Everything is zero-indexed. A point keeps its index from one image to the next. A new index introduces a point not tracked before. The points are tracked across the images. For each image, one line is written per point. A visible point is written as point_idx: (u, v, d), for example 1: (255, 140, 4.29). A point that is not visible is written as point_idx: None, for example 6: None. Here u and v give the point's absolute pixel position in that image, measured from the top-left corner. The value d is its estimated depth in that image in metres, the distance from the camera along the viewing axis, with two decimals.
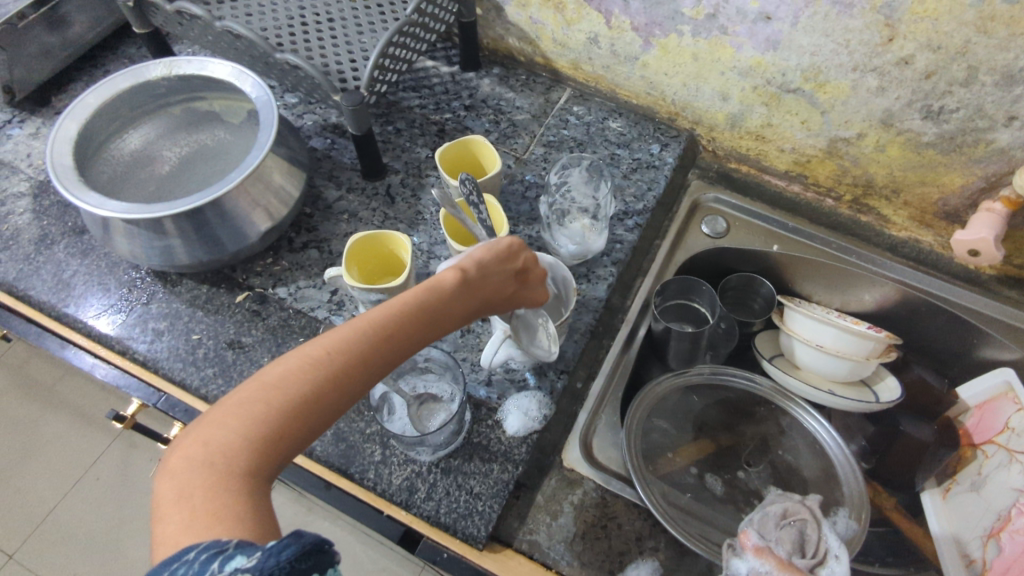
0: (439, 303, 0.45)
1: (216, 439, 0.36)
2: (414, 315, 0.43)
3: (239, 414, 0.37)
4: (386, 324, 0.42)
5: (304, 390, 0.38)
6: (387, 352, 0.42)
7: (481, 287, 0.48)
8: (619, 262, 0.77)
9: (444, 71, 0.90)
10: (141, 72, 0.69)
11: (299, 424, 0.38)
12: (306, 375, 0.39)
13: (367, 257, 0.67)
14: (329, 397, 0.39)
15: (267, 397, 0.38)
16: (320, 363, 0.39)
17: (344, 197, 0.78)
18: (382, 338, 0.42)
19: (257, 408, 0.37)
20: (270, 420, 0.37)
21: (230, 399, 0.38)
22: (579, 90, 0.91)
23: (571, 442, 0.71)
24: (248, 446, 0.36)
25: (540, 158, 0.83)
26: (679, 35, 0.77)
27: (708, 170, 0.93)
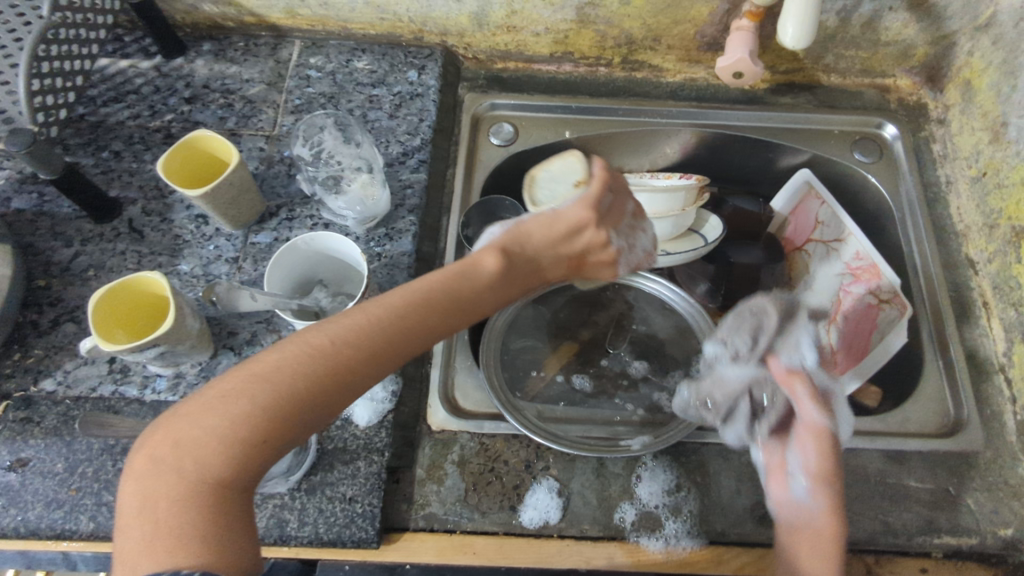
0: (444, 294, 0.48)
1: (208, 427, 0.40)
2: (394, 308, 0.46)
3: (240, 399, 0.41)
4: (357, 337, 0.44)
5: (280, 384, 0.42)
6: (374, 358, 0.45)
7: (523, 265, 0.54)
8: (417, 208, 0.71)
9: (145, 66, 0.77)
10: None
11: (293, 424, 0.42)
12: (299, 368, 0.42)
13: (120, 305, 0.56)
14: (342, 394, 0.44)
15: (252, 397, 0.41)
16: (303, 369, 0.42)
17: (81, 253, 0.66)
18: (374, 334, 0.45)
19: (245, 404, 0.41)
20: (252, 422, 0.40)
21: (223, 385, 0.42)
22: (309, 40, 0.81)
23: (433, 405, 0.66)
24: (251, 425, 0.40)
25: (292, 128, 0.74)
26: None
27: (476, 79, 0.86)
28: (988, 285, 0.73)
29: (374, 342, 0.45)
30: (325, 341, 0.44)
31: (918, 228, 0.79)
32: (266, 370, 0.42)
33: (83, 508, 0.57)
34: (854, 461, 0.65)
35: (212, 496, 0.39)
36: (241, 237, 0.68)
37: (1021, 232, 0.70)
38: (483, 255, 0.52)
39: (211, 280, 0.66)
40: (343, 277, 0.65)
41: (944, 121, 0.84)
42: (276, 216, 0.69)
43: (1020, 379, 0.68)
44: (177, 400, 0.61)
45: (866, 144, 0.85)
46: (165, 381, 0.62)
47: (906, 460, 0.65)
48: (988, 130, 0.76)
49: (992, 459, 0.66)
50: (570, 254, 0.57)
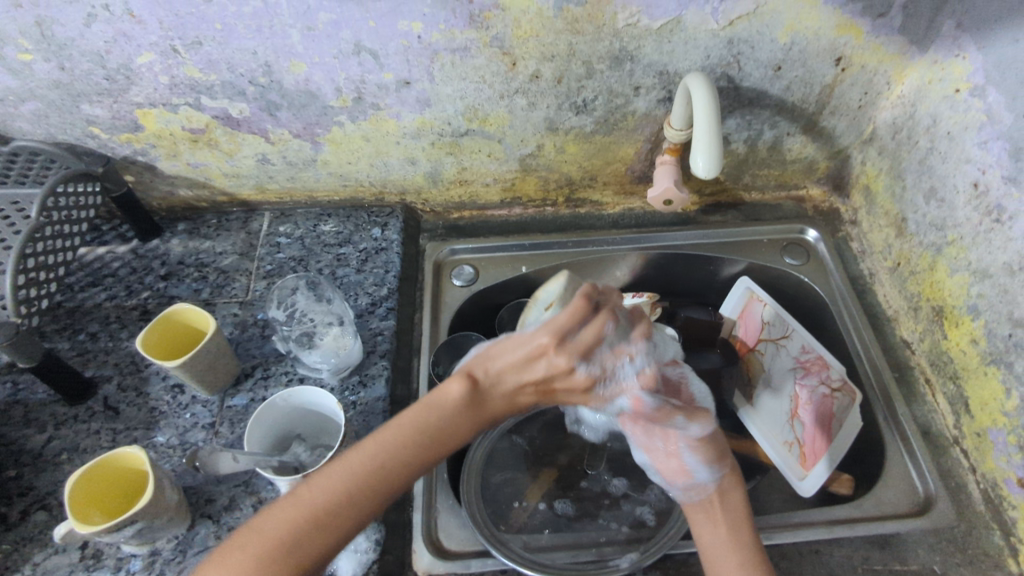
0: (433, 421, 0.54)
1: (241, 560, 0.48)
2: (396, 444, 0.53)
3: (269, 539, 0.49)
4: (364, 473, 0.52)
5: (278, 533, 0.49)
6: (359, 501, 0.51)
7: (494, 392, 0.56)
8: (388, 353, 0.75)
9: (122, 251, 0.82)
10: None
11: (304, 552, 0.49)
12: (316, 504, 0.50)
13: (97, 486, 0.56)
14: (335, 532, 0.50)
15: (276, 528, 0.49)
16: (320, 503, 0.50)
17: (54, 436, 0.67)
18: (357, 478, 0.52)
19: (273, 541, 0.49)
20: (277, 558, 0.48)
21: (262, 517, 0.50)
22: (277, 210, 0.89)
23: (418, 550, 0.65)
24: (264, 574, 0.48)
25: (264, 292, 0.79)
26: (340, 125, 0.78)
27: (435, 229, 0.94)
28: (926, 363, 0.79)
29: (377, 479, 0.52)
30: (316, 495, 0.51)
31: (854, 319, 0.86)
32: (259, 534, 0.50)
33: None
34: (838, 551, 0.67)
35: None
36: (217, 401, 0.70)
37: (941, 311, 0.76)
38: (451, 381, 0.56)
39: (188, 448, 0.66)
40: (319, 426, 0.66)
41: (856, 222, 0.94)
42: (251, 377, 0.72)
43: (974, 449, 0.71)
44: None
45: (793, 249, 0.94)
46: (140, 560, 0.60)
47: (889, 544, 0.67)
48: (893, 226, 0.85)
49: (967, 531, 0.68)
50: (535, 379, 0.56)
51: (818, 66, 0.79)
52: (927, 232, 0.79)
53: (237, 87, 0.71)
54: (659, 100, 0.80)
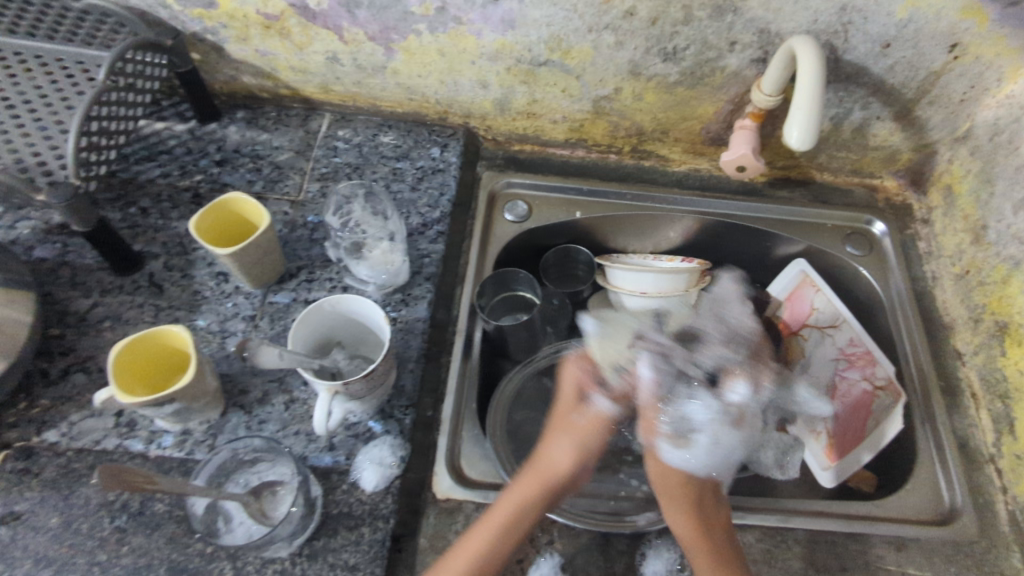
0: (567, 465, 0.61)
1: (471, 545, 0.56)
2: (543, 473, 0.60)
3: (499, 510, 0.57)
4: (535, 493, 0.58)
5: (541, 489, 0.59)
6: (531, 522, 0.58)
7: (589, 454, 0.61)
8: (434, 277, 0.73)
9: (180, 129, 0.80)
10: None
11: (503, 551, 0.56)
12: (514, 513, 0.57)
13: (140, 362, 0.57)
14: (522, 536, 0.57)
15: (472, 550, 0.55)
16: (511, 506, 0.58)
17: (99, 303, 0.67)
18: (534, 497, 0.58)
19: (493, 526, 0.56)
20: (499, 535, 0.56)
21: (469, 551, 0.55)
22: (338, 113, 0.86)
23: (440, 472, 0.65)
24: (512, 532, 0.56)
25: (317, 195, 0.77)
26: (418, 34, 0.74)
27: (495, 159, 0.91)
28: (976, 377, 0.77)
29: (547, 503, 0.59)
30: (505, 506, 0.57)
31: (907, 320, 0.83)
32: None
33: (77, 564, 0.55)
34: (856, 546, 0.67)
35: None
36: (260, 296, 0.69)
37: (1004, 327, 0.74)
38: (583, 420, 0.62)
39: (227, 337, 0.66)
40: (356, 339, 0.65)
41: (928, 222, 0.89)
42: (295, 278, 0.71)
43: (1010, 470, 0.70)
44: (184, 457, 0.60)
45: (857, 240, 0.90)
46: (172, 437, 0.61)
47: (904, 546, 0.67)
48: (969, 232, 0.81)
49: (987, 549, 0.67)
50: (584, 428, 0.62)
51: (930, 50, 0.73)
52: (1007, 244, 0.75)
53: None
54: (753, 60, 0.76)
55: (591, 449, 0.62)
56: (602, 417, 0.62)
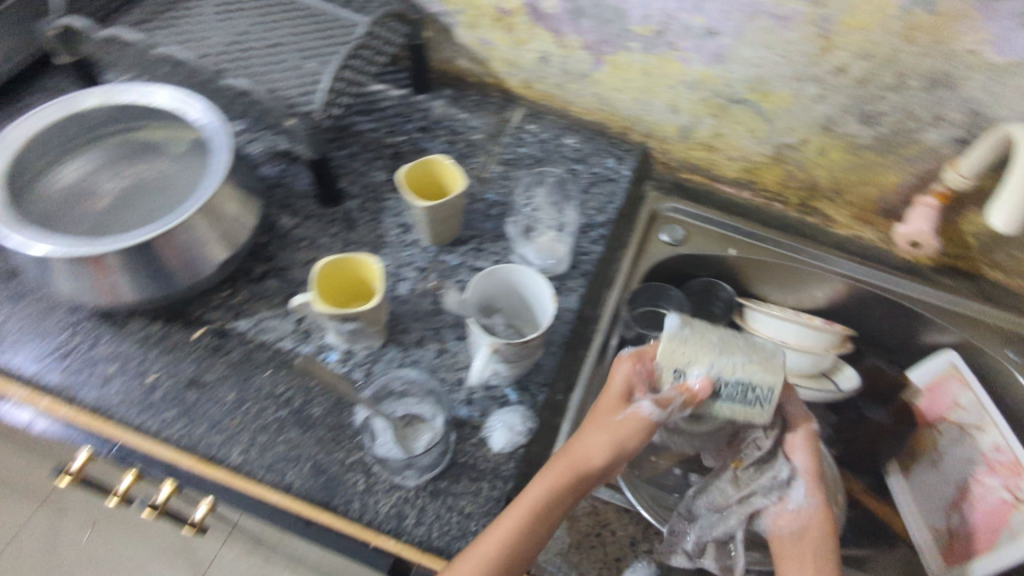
0: (596, 451, 0.55)
1: (493, 538, 0.52)
2: (566, 461, 0.55)
3: (521, 501, 0.54)
4: (557, 484, 0.54)
5: (563, 478, 0.54)
6: (551, 511, 0.54)
7: (621, 444, 0.55)
8: (589, 274, 0.75)
9: (394, 94, 0.90)
10: (73, 103, 0.64)
11: (524, 545, 0.52)
12: (532, 501, 0.53)
13: (340, 280, 0.64)
14: (542, 528, 0.53)
15: (491, 543, 0.52)
16: (533, 499, 0.54)
17: (301, 225, 0.75)
18: (552, 483, 0.54)
19: (514, 520, 0.53)
20: (519, 524, 0.52)
21: (487, 541, 0.52)
22: (531, 109, 0.92)
23: (559, 455, 0.69)
24: (534, 524, 0.53)
25: (500, 176, 0.83)
26: (629, 52, 0.80)
27: (663, 181, 0.95)
28: None
29: (566, 492, 0.54)
30: (531, 492, 0.54)
31: None
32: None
33: (239, 440, 0.60)
34: None
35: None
36: (433, 252, 0.75)
37: None
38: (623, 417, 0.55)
39: (400, 280, 0.73)
40: (513, 310, 0.68)
41: None
42: (466, 244, 0.76)
43: None
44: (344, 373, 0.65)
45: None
46: (337, 354, 0.66)
47: None
48: None
49: None
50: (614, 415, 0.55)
51: None
52: None
53: None
54: (954, 139, 0.74)
55: (628, 452, 0.55)
56: (643, 425, 0.54)
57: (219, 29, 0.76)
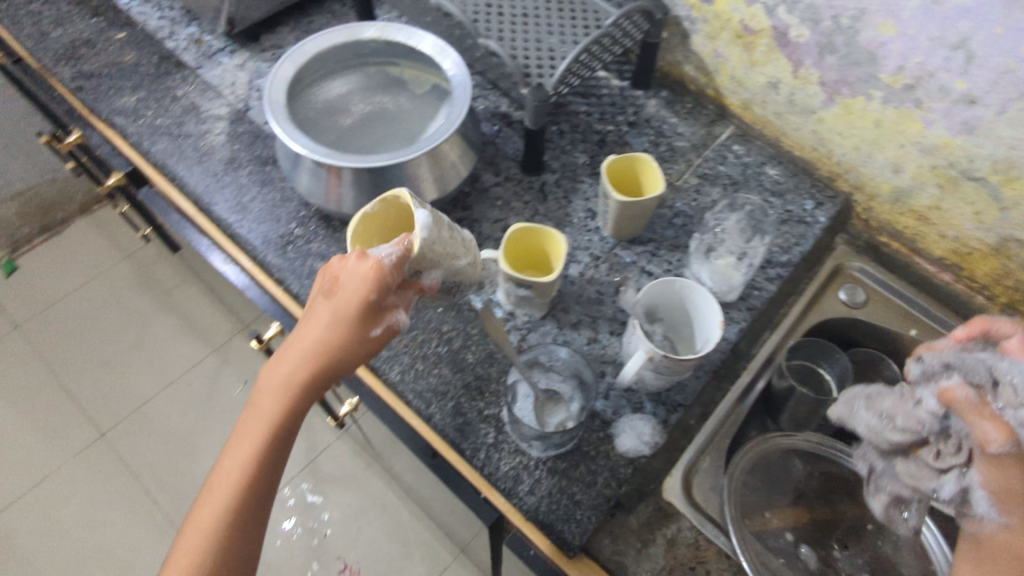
0: (340, 342, 0.51)
1: (258, 422, 0.51)
2: (306, 351, 0.51)
3: (276, 381, 0.52)
4: (296, 374, 0.51)
5: (298, 367, 0.51)
6: (296, 395, 0.51)
7: (343, 324, 0.51)
8: (754, 310, 0.75)
9: (615, 85, 0.93)
10: (357, 31, 0.73)
11: (278, 435, 0.51)
12: (286, 385, 0.51)
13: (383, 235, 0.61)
14: (290, 418, 0.51)
15: (253, 429, 0.51)
16: (283, 385, 0.51)
17: (501, 185, 0.81)
18: (303, 368, 0.51)
19: (268, 403, 0.51)
20: (276, 408, 0.51)
21: (252, 426, 0.51)
22: (742, 130, 0.92)
23: (673, 476, 0.70)
24: (275, 409, 0.51)
25: (693, 188, 0.84)
26: (868, 99, 0.76)
27: (856, 238, 0.90)
28: None
29: (307, 379, 0.51)
30: (275, 375, 0.52)
31: None
32: (197, 516, 0.50)
33: (400, 360, 0.67)
34: None
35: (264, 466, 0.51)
36: (611, 245, 0.78)
37: None
38: (347, 294, 0.51)
39: (572, 262, 0.76)
40: (673, 323, 0.69)
41: None
42: (644, 245, 0.79)
43: None
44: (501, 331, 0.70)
45: None
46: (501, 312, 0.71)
47: None
48: None
49: None
50: (342, 300, 0.51)
51: None
52: None
53: (816, 13, 0.73)
54: None
55: (357, 349, 0.52)
56: (380, 270, 0.51)
57: None
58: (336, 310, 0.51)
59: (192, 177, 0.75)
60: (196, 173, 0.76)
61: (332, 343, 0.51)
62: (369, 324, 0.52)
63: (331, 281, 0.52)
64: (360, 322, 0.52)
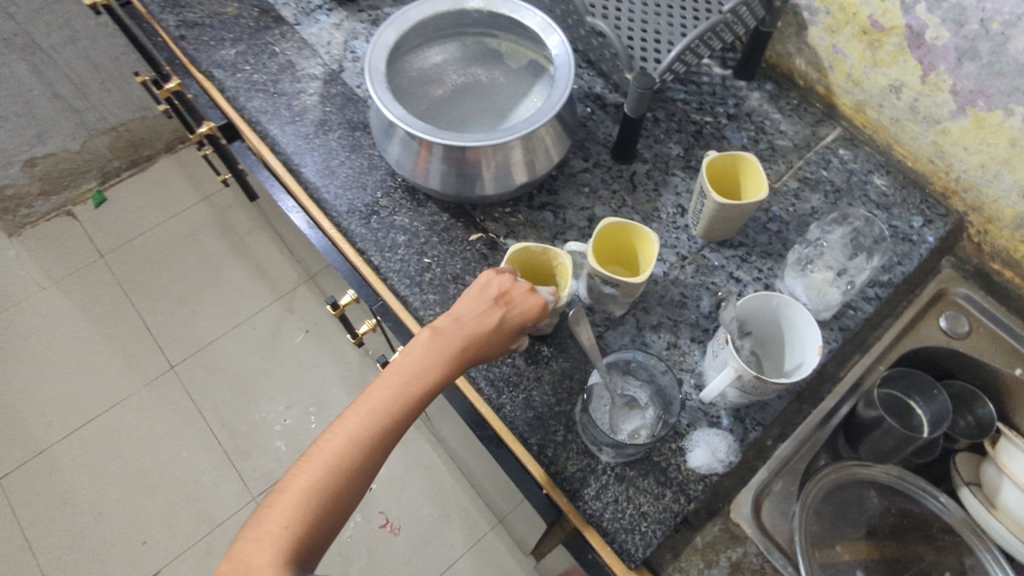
0: (487, 337, 0.54)
1: (396, 384, 0.51)
2: (459, 338, 0.53)
3: (423, 351, 0.52)
4: (446, 353, 0.53)
5: (450, 345, 0.53)
6: (441, 374, 0.52)
7: (497, 326, 0.55)
8: (846, 330, 0.70)
9: (717, 72, 0.88)
10: (460, 0, 0.71)
11: (413, 408, 0.52)
12: (434, 360, 0.52)
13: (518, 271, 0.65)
14: (426, 393, 0.52)
15: (393, 390, 0.51)
16: (431, 359, 0.52)
17: (590, 171, 0.78)
18: (454, 349, 0.53)
19: (412, 371, 0.52)
20: (421, 379, 0.52)
21: (393, 387, 0.51)
22: (849, 133, 0.85)
23: (743, 497, 0.68)
24: (420, 381, 0.52)
25: (791, 192, 0.79)
26: (1006, 114, 0.69)
27: (965, 263, 0.83)
28: None
29: (453, 363, 0.53)
30: (423, 346, 0.53)
31: None
32: (311, 457, 0.49)
33: None
34: None
35: (392, 429, 0.51)
36: (699, 245, 0.75)
37: None
38: (499, 296, 0.56)
39: (657, 260, 0.73)
40: (763, 338, 0.66)
41: None
42: (734, 249, 0.75)
43: None
44: None
45: None
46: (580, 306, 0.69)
47: None
48: None
49: None
50: (491, 298, 0.56)
51: None
52: None
53: (962, 14, 0.66)
54: None
55: (494, 349, 0.56)
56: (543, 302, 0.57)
57: None
58: (499, 311, 0.55)
59: (284, 138, 0.76)
60: (288, 134, 0.76)
61: (484, 341, 0.54)
62: (512, 336, 0.56)
63: (499, 292, 0.56)
64: (504, 323, 0.55)
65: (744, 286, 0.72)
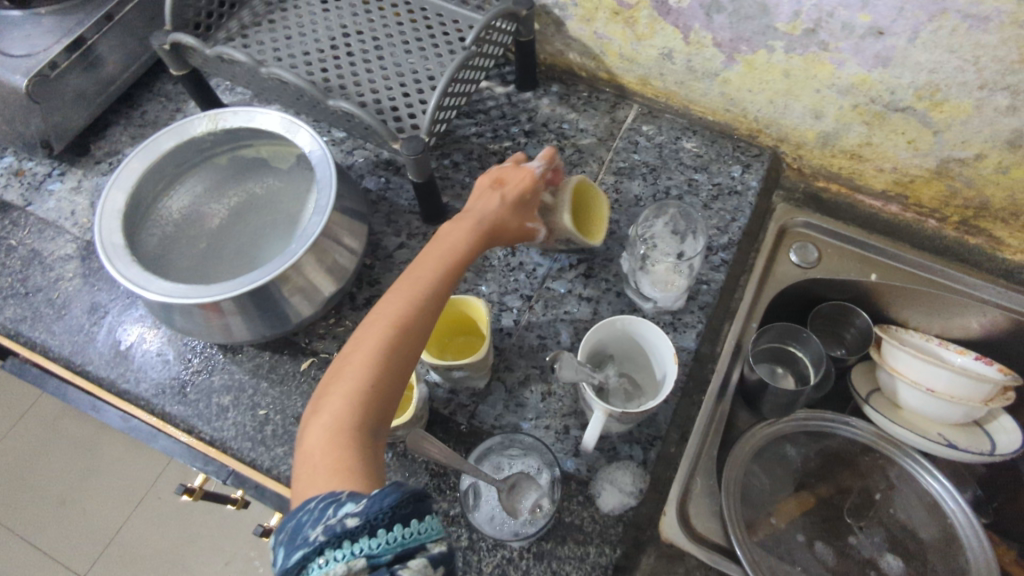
0: (471, 237, 0.53)
1: (391, 315, 0.46)
2: (439, 259, 0.50)
3: (408, 282, 0.48)
4: (434, 273, 0.49)
5: (438, 257, 0.50)
6: (434, 290, 0.48)
7: (488, 217, 0.55)
8: (708, 307, 0.69)
9: (500, 92, 0.84)
10: (185, 130, 0.64)
11: (418, 327, 0.46)
12: (422, 283, 0.48)
13: None
14: (424, 318, 0.47)
15: (392, 309, 0.46)
16: (421, 281, 0.48)
17: (406, 245, 0.72)
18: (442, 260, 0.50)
19: (404, 298, 0.47)
20: (416, 299, 0.47)
21: (388, 314, 0.46)
22: (647, 107, 0.84)
23: (667, 514, 0.64)
24: (417, 298, 0.47)
25: (610, 189, 0.77)
26: (770, 51, 0.69)
27: (793, 190, 0.85)
28: None
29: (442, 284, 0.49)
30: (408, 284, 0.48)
31: None
32: (325, 404, 0.42)
33: None
34: None
35: (403, 352, 0.45)
36: (540, 279, 0.71)
37: None
38: (484, 200, 0.56)
39: (504, 310, 0.69)
40: (628, 357, 0.63)
41: None
42: (575, 269, 0.71)
43: None
44: (446, 415, 0.63)
45: None
46: (440, 392, 0.64)
47: None
48: None
49: None
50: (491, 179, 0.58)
51: None
52: None
53: None
54: None
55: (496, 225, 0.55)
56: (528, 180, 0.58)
57: (311, 31, 0.71)
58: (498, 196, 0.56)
59: (56, 342, 0.66)
60: (60, 334, 0.66)
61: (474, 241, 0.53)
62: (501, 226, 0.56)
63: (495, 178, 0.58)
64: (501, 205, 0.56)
65: (596, 303, 0.69)
